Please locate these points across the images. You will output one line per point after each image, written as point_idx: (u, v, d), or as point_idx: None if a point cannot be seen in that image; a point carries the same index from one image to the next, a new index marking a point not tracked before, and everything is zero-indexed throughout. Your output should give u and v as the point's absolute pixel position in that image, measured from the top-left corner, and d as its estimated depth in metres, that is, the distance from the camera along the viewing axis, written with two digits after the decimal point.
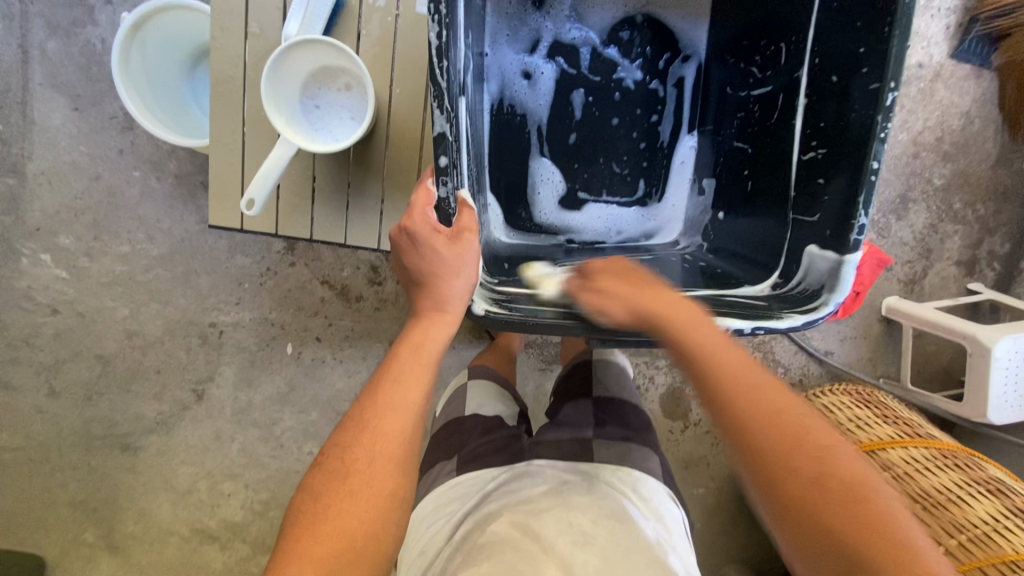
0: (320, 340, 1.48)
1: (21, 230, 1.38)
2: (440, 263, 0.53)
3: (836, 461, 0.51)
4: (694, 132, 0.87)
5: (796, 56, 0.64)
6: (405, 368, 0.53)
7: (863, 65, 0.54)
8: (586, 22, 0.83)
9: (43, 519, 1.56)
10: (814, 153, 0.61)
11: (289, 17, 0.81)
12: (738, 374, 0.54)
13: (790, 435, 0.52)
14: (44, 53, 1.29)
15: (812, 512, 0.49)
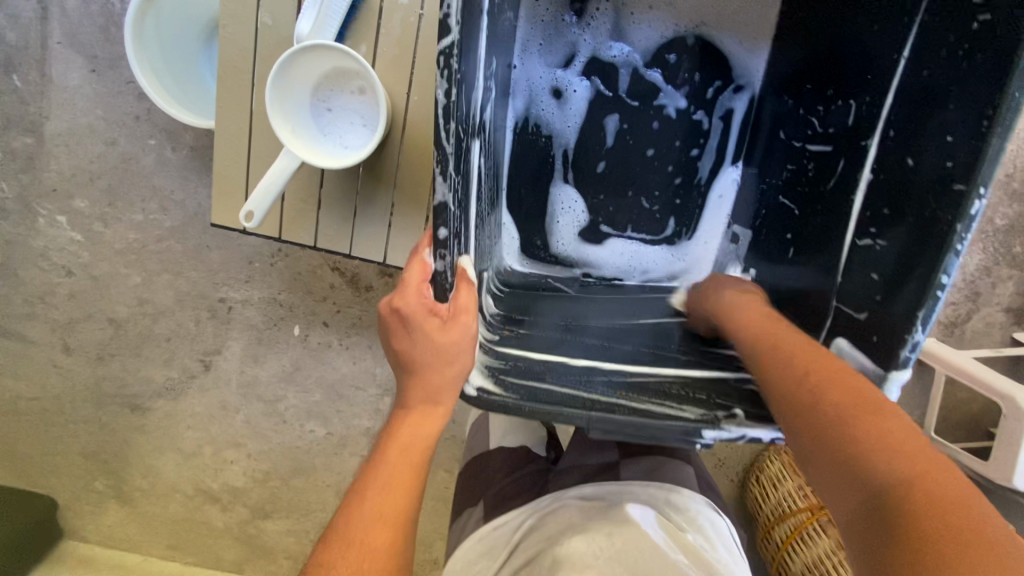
0: (327, 324, 1.45)
1: (39, 189, 1.37)
2: (434, 353, 0.51)
3: (904, 434, 0.45)
4: (738, 168, 0.79)
5: (867, 119, 0.55)
6: (393, 474, 0.52)
7: (948, 158, 0.45)
8: (628, 39, 0.74)
9: (57, 466, 1.61)
10: (871, 241, 0.53)
11: (301, 15, 0.73)
12: (792, 348, 0.55)
13: (848, 400, 0.48)
14: (63, 11, 1.24)
15: (866, 481, 0.44)
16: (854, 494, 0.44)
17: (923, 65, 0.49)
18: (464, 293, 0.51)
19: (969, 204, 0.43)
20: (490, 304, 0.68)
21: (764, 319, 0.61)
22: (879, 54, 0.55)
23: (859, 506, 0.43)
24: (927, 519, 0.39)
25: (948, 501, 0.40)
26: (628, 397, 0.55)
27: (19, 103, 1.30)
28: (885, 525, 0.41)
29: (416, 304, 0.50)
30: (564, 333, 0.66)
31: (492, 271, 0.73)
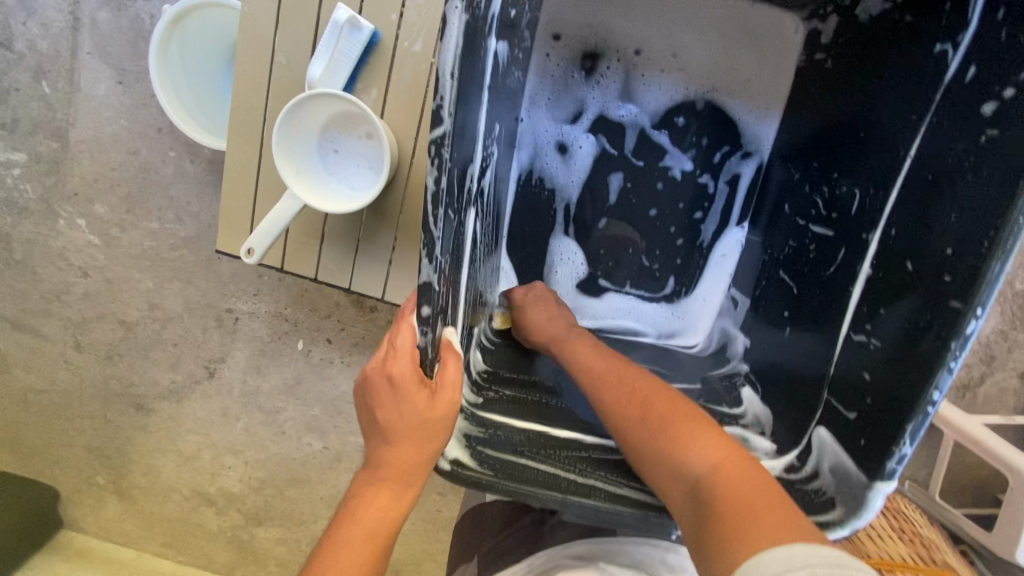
0: (330, 341, 1.43)
1: (61, 193, 1.40)
2: (416, 428, 0.52)
3: (703, 426, 0.53)
4: (744, 229, 0.77)
5: (871, 212, 0.54)
6: (353, 563, 0.51)
7: (945, 271, 0.44)
8: (637, 99, 0.74)
9: (62, 458, 1.61)
10: (866, 339, 0.52)
11: (315, 57, 0.73)
12: (605, 368, 0.63)
13: (659, 411, 0.55)
14: (94, 23, 1.26)
15: (685, 475, 0.50)
16: (676, 485, 0.50)
17: (928, 169, 0.48)
18: (452, 371, 0.52)
19: (963, 323, 0.42)
20: (477, 359, 0.67)
21: (575, 334, 0.69)
22: (889, 147, 0.53)
23: (681, 493, 0.50)
24: (731, 494, 0.46)
25: (743, 477, 0.48)
26: (604, 479, 0.55)
27: (46, 109, 1.33)
28: (704, 506, 0.47)
29: (405, 375, 0.51)
30: (547, 397, 0.65)
31: (485, 321, 0.73)
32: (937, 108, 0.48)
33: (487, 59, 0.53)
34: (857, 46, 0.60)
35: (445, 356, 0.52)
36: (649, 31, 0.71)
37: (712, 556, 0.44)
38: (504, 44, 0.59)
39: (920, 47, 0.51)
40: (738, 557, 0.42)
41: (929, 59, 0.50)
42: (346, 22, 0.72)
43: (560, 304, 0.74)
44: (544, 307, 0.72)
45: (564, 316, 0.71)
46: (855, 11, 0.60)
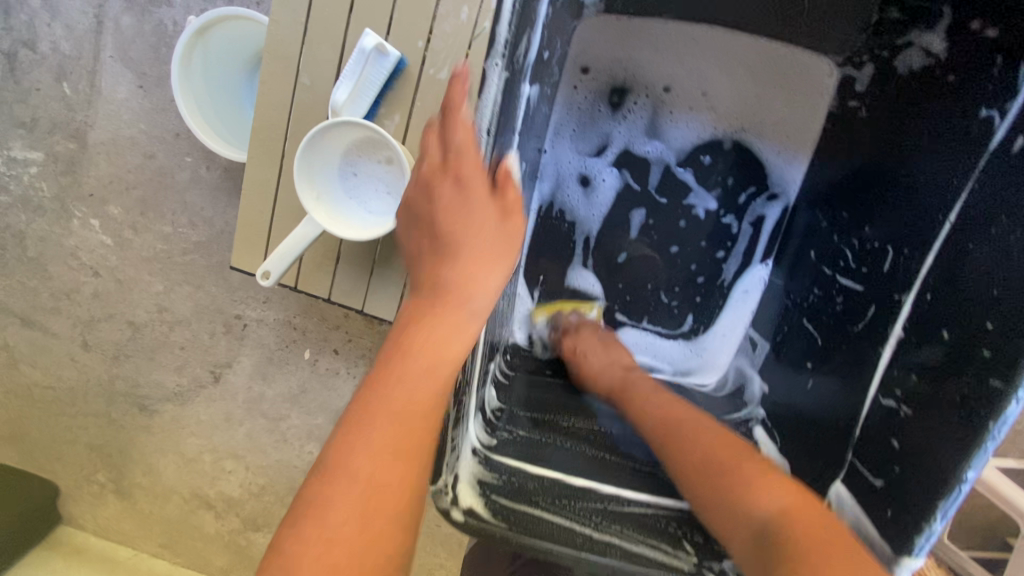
0: (336, 352, 1.36)
1: (77, 193, 1.37)
2: (480, 243, 0.55)
3: (770, 477, 0.52)
4: (768, 266, 0.75)
5: (904, 274, 0.54)
6: (413, 393, 0.49)
7: (983, 346, 0.44)
8: (664, 137, 0.73)
9: (64, 453, 1.54)
10: (897, 404, 0.51)
11: (340, 81, 0.72)
12: (665, 410, 0.64)
13: (721, 455, 0.56)
14: (118, 27, 1.25)
15: (748, 519, 0.50)
16: (742, 532, 0.50)
17: (970, 238, 0.48)
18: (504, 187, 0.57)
19: (1005, 403, 0.41)
20: (491, 396, 0.66)
21: (641, 385, 0.68)
22: (925, 212, 0.54)
23: (748, 543, 0.49)
24: (800, 543, 0.46)
25: (816, 527, 0.47)
26: (622, 535, 0.53)
27: (65, 110, 1.32)
28: (771, 554, 0.46)
29: (472, 174, 0.54)
30: (561, 438, 0.64)
31: (499, 355, 0.72)
32: (980, 174, 0.49)
33: (520, 103, 0.60)
34: (891, 98, 0.60)
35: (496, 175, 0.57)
36: (679, 69, 0.70)
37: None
38: (537, 86, 0.62)
39: (958, 115, 0.52)
40: None
41: (975, 122, 0.51)
42: (373, 49, 0.71)
43: (617, 350, 0.74)
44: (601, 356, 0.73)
45: (620, 361, 0.72)
46: (893, 62, 0.60)
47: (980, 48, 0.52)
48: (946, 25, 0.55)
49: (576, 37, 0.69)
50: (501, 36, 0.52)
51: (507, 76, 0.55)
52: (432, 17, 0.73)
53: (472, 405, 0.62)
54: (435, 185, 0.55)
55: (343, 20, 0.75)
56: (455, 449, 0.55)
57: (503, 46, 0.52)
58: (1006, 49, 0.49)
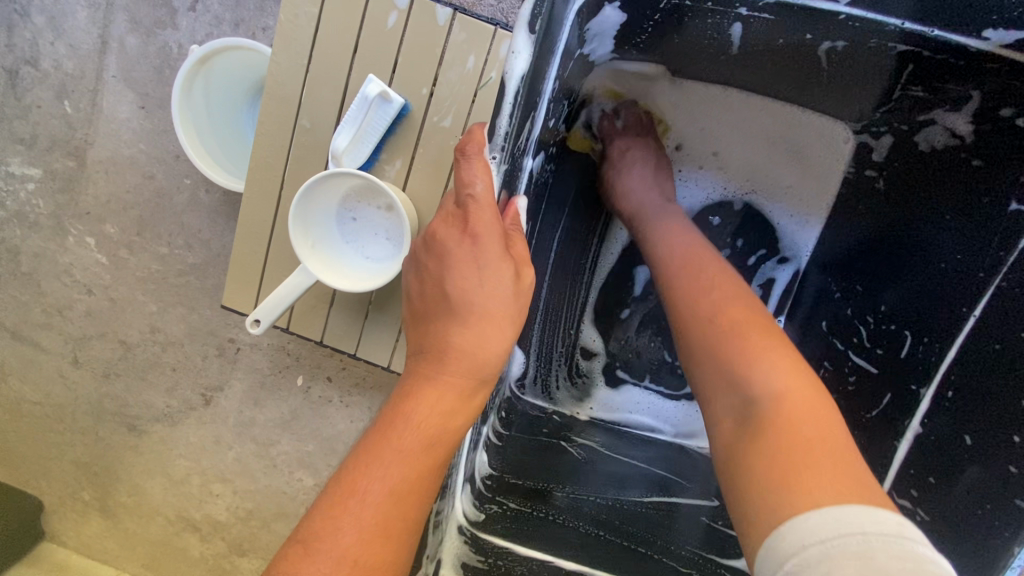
0: (330, 379, 1.25)
1: (74, 210, 1.26)
2: (492, 304, 0.47)
3: (777, 352, 0.50)
4: (780, 319, 0.73)
5: (923, 365, 0.58)
6: (408, 468, 0.44)
7: (1010, 461, 0.49)
8: (672, 195, 0.72)
9: (48, 470, 1.41)
10: (912, 505, 0.55)
11: (341, 128, 0.70)
12: (685, 254, 0.60)
13: (735, 318, 0.53)
14: (122, 47, 1.16)
15: (745, 391, 0.49)
16: (733, 399, 0.50)
17: (993, 335, 0.53)
18: (521, 242, 0.50)
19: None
20: (482, 462, 0.64)
21: (671, 218, 0.64)
22: (944, 305, 0.57)
23: (734, 403, 0.50)
24: (786, 423, 0.45)
25: (807, 413, 0.46)
26: None
27: (66, 128, 1.22)
28: (752, 433, 0.47)
29: (488, 227, 0.47)
30: (555, 512, 0.62)
31: (493, 413, 0.68)
32: (1010, 271, 0.52)
33: (523, 176, 0.56)
34: (909, 173, 0.61)
35: (514, 227, 0.50)
36: (690, 130, 0.70)
37: (743, 483, 0.45)
38: (541, 155, 0.59)
39: (976, 214, 0.55)
40: (772, 502, 0.42)
41: (1003, 215, 0.54)
42: (376, 95, 0.69)
43: (659, 173, 0.68)
44: (640, 175, 0.67)
45: (653, 182, 0.67)
46: (914, 137, 0.60)
47: (1004, 132, 0.55)
48: (973, 108, 0.56)
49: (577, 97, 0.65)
50: (503, 128, 0.47)
51: (507, 166, 0.50)
52: (438, 64, 0.72)
53: (460, 478, 0.61)
54: (446, 235, 0.48)
55: (346, 62, 0.73)
56: (439, 532, 0.57)
57: (504, 139, 0.47)
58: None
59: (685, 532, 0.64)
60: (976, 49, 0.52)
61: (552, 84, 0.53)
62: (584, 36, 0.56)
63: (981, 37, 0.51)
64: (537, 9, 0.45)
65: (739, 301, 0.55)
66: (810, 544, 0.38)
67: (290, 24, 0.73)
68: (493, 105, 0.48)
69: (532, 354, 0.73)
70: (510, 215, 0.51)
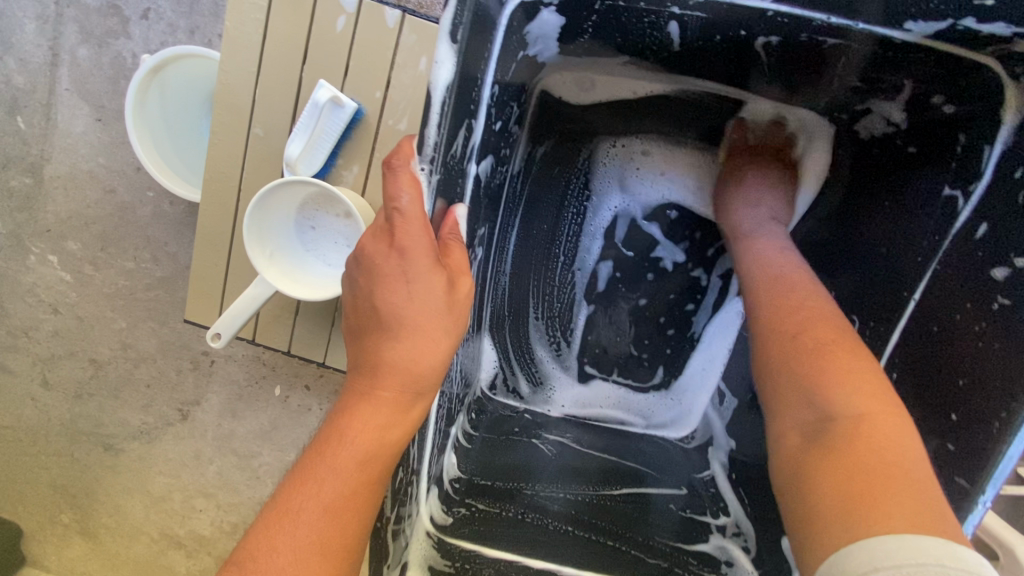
0: (308, 388, 1.23)
1: (34, 228, 1.23)
2: (424, 317, 0.47)
3: (863, 373, 0.49)
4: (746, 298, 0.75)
5: (870, 347, 0.59)
6: (345, 484, 0.44)
7: (948, 439, 0.49)
8: (630, 191, 0.74)
9: (25, 495, 1.37)
10: None
11: (292, 136, 0.70)
12: (766, 276, 0.60)
13: (824, 336, 0.52)
14: (74, 59, 1.13)
15: (819, 405, 0.48)
16: (807, 410, 0.49)
17: (931, 319, 0.54)
18: (457, 250, 0.50)
19: (974, 501, 0.45)
20: (450, 464, 0.64)
21: (760, 238, 0.64)
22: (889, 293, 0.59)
23: (809, 420, 0.49)
24: (862, 445, 0.44)
25: (891, 437, 0.44)
26: None
27: (20, 144, 1.18)
28: (826, 446, 0.46)
29: (415, 240, 0.46)
30: (523, 511, 0.62)
31: (462, 414, 0.69)
32: (945, 256, 0.55)
33: (468, 182, 0.55)
34: (856, 161, 0.65)
35: (452, 236, 0.50)
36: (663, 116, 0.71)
37: (807, 513, 0.45)
38: (487, 160, 0.58)
39: (922, 200, 0.58)
40: (851, 528, 0.41)
41: (938, 200, 0.56)
42: (327, 101, 0.68)
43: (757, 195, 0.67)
44: (751, 186, 0.68)
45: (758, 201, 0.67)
46: (854, 126, 0.63)
47: (938, 120, 0.56)
48: (906, 98, 0.57)
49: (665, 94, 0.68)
50: (432, 138, 0.46)
51: (441, 176, 0.49)
52: (390, 67, 0.71)
53: (428, 482, 0.60)
54: (373, 249, 0.47)
55: (297, 68, 0.72)
56: (401, 540, 0.56)
57: (434, 149, 0.47)
58: (963, 124, 0.54)
59: (656, 521, 0.64)
60: (898, 40, 0.50)
61: (490, 89, 0.53)
62: (525, 39, 0.56)
63: (903, 28, 0.49)
64: (458, 17, 0.45)
65: (824, 322, 0.54)
66: (879, 567, 0.38)
67: (238, 32, 0.71)
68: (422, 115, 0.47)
69: (503, 349, 0.76)
70: (449, 223, 0.51)
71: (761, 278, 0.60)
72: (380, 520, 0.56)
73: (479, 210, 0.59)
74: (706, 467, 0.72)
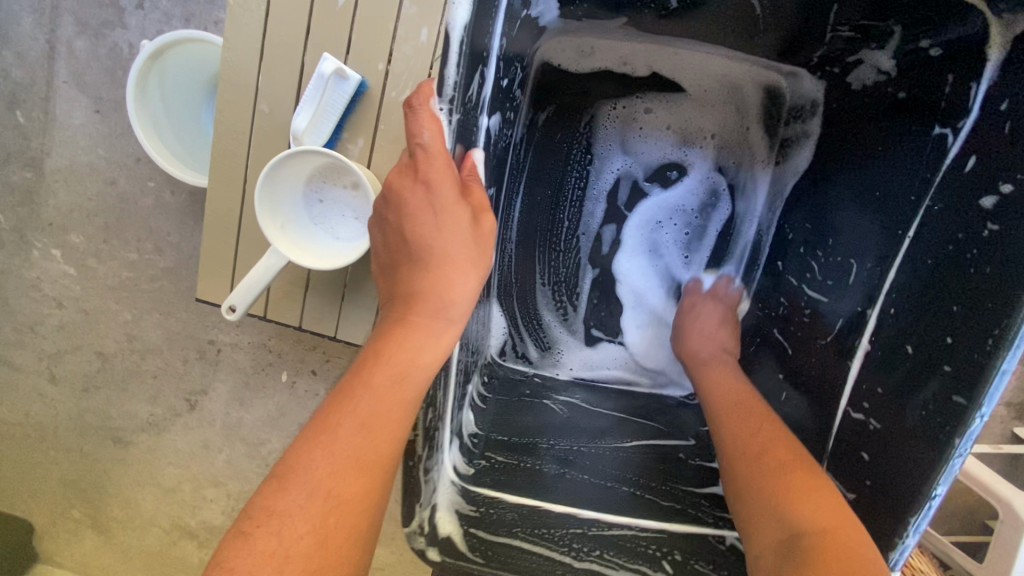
0: (314, 373, 1.22)
1: (36, 223, 1.23)
2: (452, 249, 0.54)
3: (823, 493, 0.52)
4: (744, 258, 0.78)
5: (872, 288, 0.60)
6: (381, 400, 0.48)
7: (946, 363, 0.50)
8: (631, 152, 0.75)
9: (35, 490, 1.38)
10: (866, 417, 0.57)
11: (299, 107, 0.71)
12: (729, 398, 0.65)
13: (782, 456, 0.57)
14: (71, 51, 1.13)
15: (786, 524, 0.51)
16: (775, 531, 0.51)
17: (925, 252, 0.55)
18: (479, 188, 0.54)
19: (968, 419, 0.47)
20: (468, 420, 0.66)
21: (718, 364, 0.69)
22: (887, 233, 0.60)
23: (779, 535, 0.51)
24: (829, 553, 0.46)
25: (856, 551, 0.46)
26: (602, 562, 0.56)
27: (20, 139, 1.19)
28: (799, 557, 0.47)
29: (439, 172, 0.51)
30: (542, 462, 0.64)
31: (476, 376, 0.72)
32: (937, 189, 0.55)
33: (480, 133, 0.57)
34: (845, 110, 0.66)
35: (471, 177, 0.54)
36: (673, 74, 0.72)
37: None
38: (496, 115, 0.60)
39: (913, 134, 0.58)
40: None
41: (930, 138, 0.56)
42: (332, 73, 0.70)
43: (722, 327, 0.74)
44: (710, 314, 0.75)
45: (723, 334, 0.73)
46: (846, 77, 0.65)
47: (925, 60, 0.57)
48: (895, 45, 0.59)
49: (742, 70, 0.71)
50: (451, 79, 0.47)
51: (460, 118, 0.50)
52: (392, 39, 0.73)
53: (449, 434, 0.62)
54: (403, 187, 0.54)
55: (300, 43, 0.74)
56: (430, 482, 0.56)
57: (453, 90, 0.48)
58: (952, 62, 0.55)
59: (669, 470, 0.66)
60: None
61: (497, 40, 0.54)
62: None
63: None
64: None
65: (785, 446, 0.58)
66: None
67: (241, 9, 0.73)
68: (438, 58, 0.48)
69: (511, 316, 0.77)
70: (467, 166, 0.53)
71: (725, 401, 0.65)
72: (411, 461, 0.56)
73: (490, 167, 0.61)
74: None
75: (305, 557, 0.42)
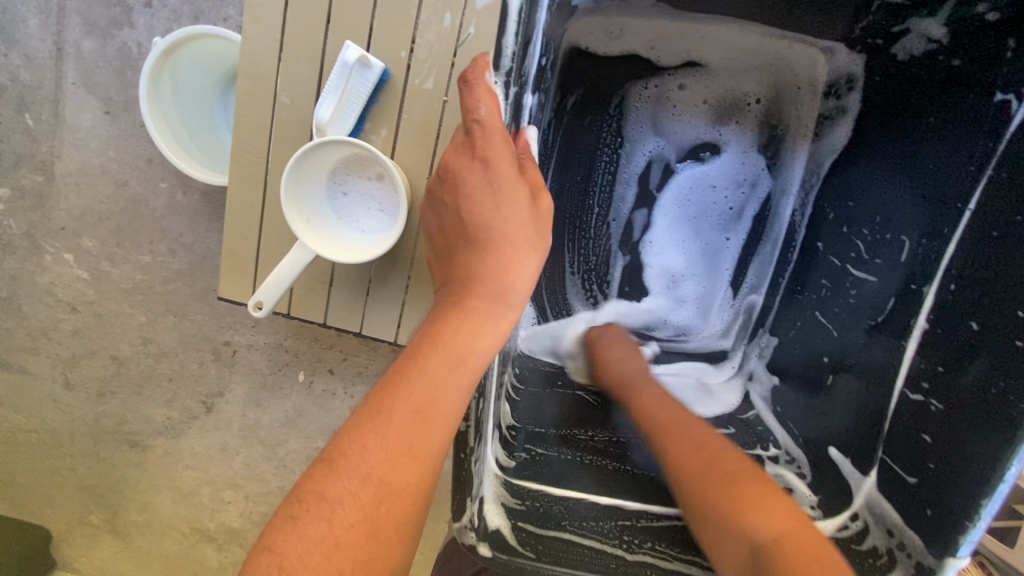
0: (332, 372, 1.21)
1: (47, 227, 1.21)
2: (511, 230, 0.53)
3: (777, 507, 0.52)
4: (776, 240, 0.75)
5: (926, 266, 0.60)
6: (434, 388, 0.49)
7: (1016, 338, 0.50)
8: (663, 133, 0.74)
9: (53, 497, 1.37)
10: (926, 398, 0.57)
11: (322, 100, 0.70)
12: (659, 415, 0.63)
13: (727, 471, 0.56)
14: (79, 52, 1.12)
15: (745, 543, 0.50)
16: (738, 552, 0.50)
17: (991, 226, 0.55)
18: (535, 169, 0.56)
19: None
20: (506, 412, 0.65)
21: (640, 384, 0.67)
22: (941, 211, 0.59)
23: (740, 562, 0.50)
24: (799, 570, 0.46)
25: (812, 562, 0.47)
26: (654, 553, 0.57)
27: (29, 142, 1.17)
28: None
29: (499, 152, 0.54)
30: (582, 454, 0.65)
31: (508, 369, 0.70)
32: (1001, 160, 0.55)
33: (526, 111, 0.62)
34: (890, 82, 0.65)
35: (526, 155, 0.57)
36: (705, 50, 0.70)
37: None
38: (537, 96, 0.64)
39: (966, 110, 0.58)
40: None
41: (989, 106, 0.57)
42: (355, 61, 0.69)
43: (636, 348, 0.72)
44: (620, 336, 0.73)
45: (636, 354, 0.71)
46: (890, 49, 0.63)
47: (981, 29, 0.57)
48: (947, 13, 0.58)
49: (782, 44, 0.68)
50: (509, 47, 0.54)
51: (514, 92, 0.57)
52: (414, 25, 0.71)
53: (490, 427, 0.62)
54: (459, 165, 0.54)
55: (320, 32, 0.72)
56: (479, 474, 0.56)
57: (509, 61, 0.55)
58: (1013, 28, 0.55)
59: None
60: None
61: (546, 17, 0.59)
62: None
63: None
64: None
65: (724, 460, 0.57)
66: None
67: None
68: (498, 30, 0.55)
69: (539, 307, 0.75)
70: (522, 143, 0.58)
71: (655, 419, 0.62)
72: (462, 453, 0.56)
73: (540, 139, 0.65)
74: (751, 406, 0.74)
75: (351, 542, 0.43)
